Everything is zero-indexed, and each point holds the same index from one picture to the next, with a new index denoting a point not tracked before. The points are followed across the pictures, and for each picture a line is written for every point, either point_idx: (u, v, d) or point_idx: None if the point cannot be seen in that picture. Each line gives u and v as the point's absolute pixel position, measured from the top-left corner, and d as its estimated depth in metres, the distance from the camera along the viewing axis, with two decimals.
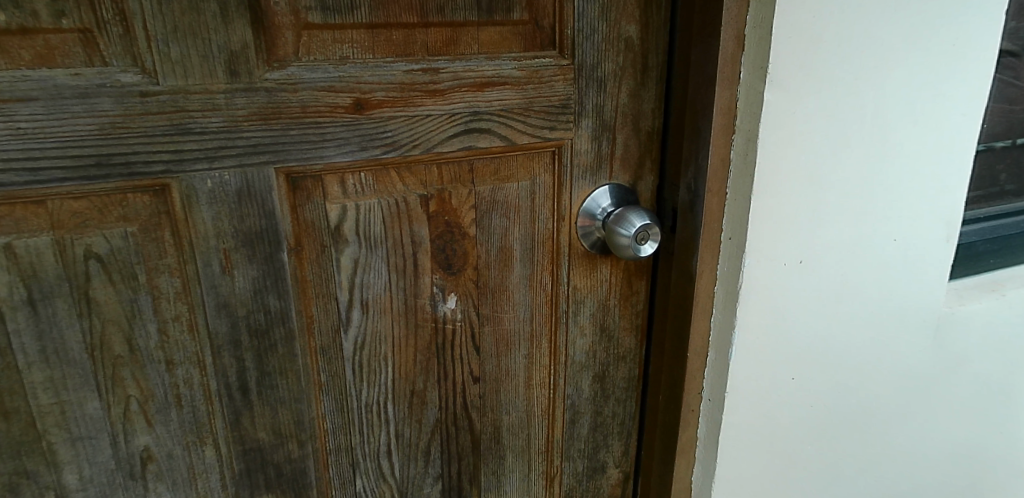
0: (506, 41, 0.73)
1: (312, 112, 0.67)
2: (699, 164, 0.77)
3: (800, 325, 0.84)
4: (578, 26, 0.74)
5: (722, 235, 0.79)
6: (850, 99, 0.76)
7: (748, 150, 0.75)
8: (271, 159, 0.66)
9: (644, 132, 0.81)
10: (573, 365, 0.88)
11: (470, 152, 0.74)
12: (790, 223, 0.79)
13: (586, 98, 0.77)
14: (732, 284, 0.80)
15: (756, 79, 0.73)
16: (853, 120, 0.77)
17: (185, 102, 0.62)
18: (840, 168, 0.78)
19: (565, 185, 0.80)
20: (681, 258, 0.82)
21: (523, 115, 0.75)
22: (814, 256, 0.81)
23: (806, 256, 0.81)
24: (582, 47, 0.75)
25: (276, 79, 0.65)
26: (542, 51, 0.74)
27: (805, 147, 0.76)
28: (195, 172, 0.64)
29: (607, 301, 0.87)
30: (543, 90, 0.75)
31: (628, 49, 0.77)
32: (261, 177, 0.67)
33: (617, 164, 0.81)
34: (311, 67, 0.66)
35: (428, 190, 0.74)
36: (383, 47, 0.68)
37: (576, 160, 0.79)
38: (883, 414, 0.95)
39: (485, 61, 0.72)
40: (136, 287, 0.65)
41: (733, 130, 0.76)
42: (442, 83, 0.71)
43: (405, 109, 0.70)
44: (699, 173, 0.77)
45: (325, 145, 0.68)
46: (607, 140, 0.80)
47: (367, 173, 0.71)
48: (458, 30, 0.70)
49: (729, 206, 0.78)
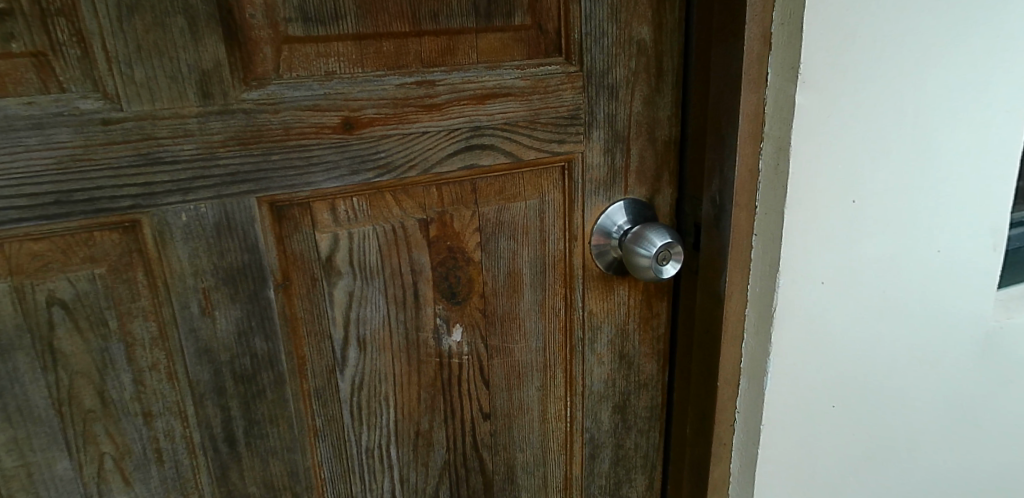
0: (507, 48, 0.68)
1: (297, 133, 0.61)
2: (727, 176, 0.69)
3: (841, 347, 0.77)
4: (585, 29, 0.69)
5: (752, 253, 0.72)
6: (884, 80, 0.68)
7: (780, 160, 0.68)
8: (252, 188, 0.60)
9: (660, 142, 0.77)
10: (591, 396, 0.81)
11: (472, 171, 0.69)
12: (824, 221, 0.71)
13: (597, 105, 0.73)
14: (765, 306, 0.73)
15: (787, 81, 0.65)
16: (889, 106, 0.69)
17: (153, 129, 0.56)
18: (875, 153, 0.70)
19: (576, 202, 0.75)
20: (706, 279, 0.74)
21: (529, 129, 0.70)
22: (867, 193, 0.71)
23: (859, 194, 0.71)
24: (590, 51, 0.70)
25: (255, 100, 0.59)
26: (547, 58, 0.70)
27: (838, 133, 0.68)
28: (167, 205, 0.58)
29: (626, 325, 0.81)
30: (550, 100, 0.70)
31: (640, 52, 0.73)
32: (241, 208, 0.60)
33: (633, 178, 0.77)
34: (293, 85, 0.60)
35: (428, 214, 0.69)
36: (372, 59, 0.62)
37: (588, 175, 0.75)
38: (929, 439, 0.87)
39: (485, 70, 0.67)
40: (106, 334, 0.59)
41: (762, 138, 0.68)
42: (440, 97, 0.65)
43: (399, 127, 0.64)
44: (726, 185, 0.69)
45: (312, 170, 0.62)
46: (621, 152, 0.76)
47: (360, 198, 0.66)
48: (455, 39, 0.65)
49: (759, 220, 0.71)
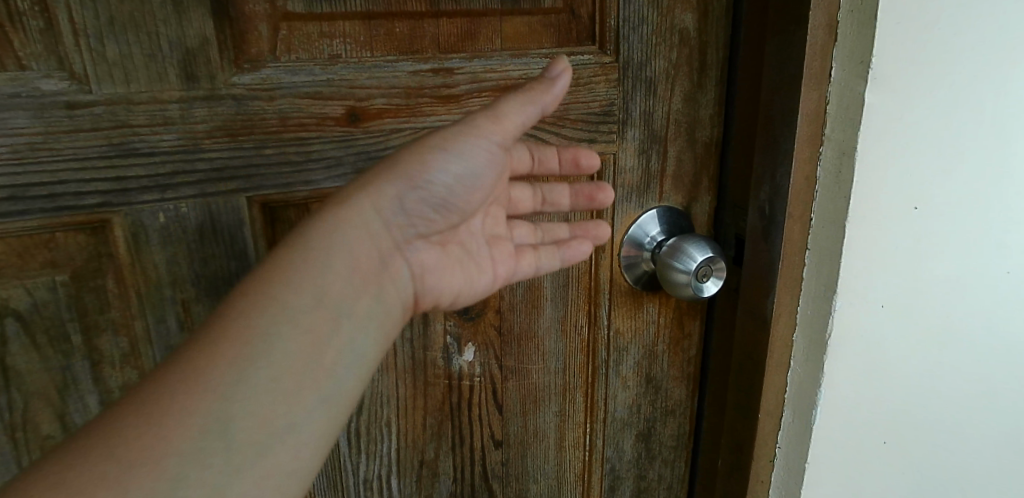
0: (535, 33, 0.60)
1: (294, 124, 0.53)
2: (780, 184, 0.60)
3: (896, 377, 0.69)
4: (622, 15, 0.61)
5: (804, 270, 0.64)
6: (962, 75, 0.59)
7: (842, 166, 0.60)
8: (242, 185, 0.52)
9: (701, 144, 0.69)
10: (613, 422, 0.74)
11: None
12: (885, 233, 0.63)
13: (633, 102, 0.65)
14: (817, 332, 0.65)
15: (854, 76, 0.58)
16: (965, 103, 0.60)
17: (127, 115, 0.48)
18: (945, 156, 0.62)
19: (606, 208, 0.68)
20: (749, 298, 0.66)
21: (556, 126, 0.63)
22: (935, 203, 0.63)
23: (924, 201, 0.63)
24: (628, 40, 0.62)
25: (246, 85, 0.50)
26: (579, 47, 0.62)
27: (903, 132, 0.60)
28: (142, 204, 0.49)
29: (655, 347, 0.73)
30: (580, 94, 0.62)
31: (683, 43, 0.65)
32: (227, 208, 0.52)
33: (669, 183, 0.69)
34: (292, 69, 0.52)
35: None
36: (383, 42, 0.54)
37: (620, 179, 0.67)
38: (996, 486, 0.78)
39: (510, 59, 0.59)
40: (69, 351, 0.51)
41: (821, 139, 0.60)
42: (459, 87, 0.57)
43: (411, 120, 0.56)
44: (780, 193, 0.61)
45: (311, 167, 0.54)
46: (657, 154, 0.68)
47: None
48: (477, 21, 0.57)
49: (813, 231, 0.63)
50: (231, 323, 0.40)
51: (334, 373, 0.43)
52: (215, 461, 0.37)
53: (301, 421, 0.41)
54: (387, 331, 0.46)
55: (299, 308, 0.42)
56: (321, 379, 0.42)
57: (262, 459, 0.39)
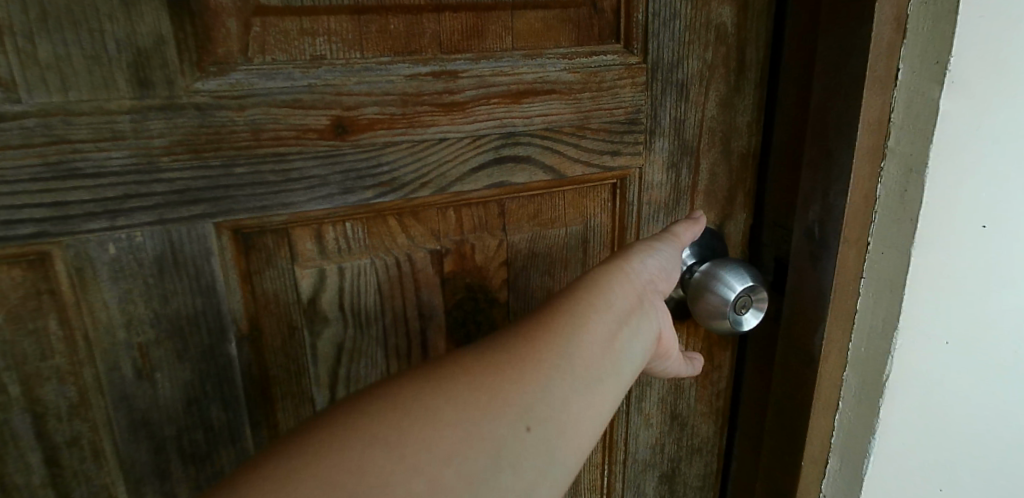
0: (552, 30, 0.51)
1: (270, 138, 0.45)
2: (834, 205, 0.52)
3: (954, 417, 0.61)
4: (652, 9, 0.53)
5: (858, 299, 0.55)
6: None
7: (910, 184, 0.52)
8: (209, 210, 0.44)
9: (737, 155, 0.61)
10: (634, 464, 0.67)
11: (501, 190, 0.53)
12: (952, 261, 0.55)
13: (662, 109, 0.57)
14: (873, 371, 0.57)
15: (928, 79, 0.49)
16: None
17: (66, 128, 0.40)
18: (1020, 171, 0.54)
19: (629, 229, 0.60)
20: (793, 331, 0.58)
21: (576, 137, 0.54)
22: (1008, 224, 0.55)
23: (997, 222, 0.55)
24: (658, 38, 0.54)
25: (211, 91, 0.43)
26: (602, 45, 0.53)
27: (974, 143, 0.52)
28: (87, 233, 0.42)
29: (682, 381, 0.65)
30: (603, 99, 0.54)
31: (720, 41, 0.56)
32: (191, 237, 0.44)
33: (700, 200, 0.61)
34: (266, 72, 0.44)
35: (443, 243, 0.54)
36: (374, 40, 0.46)
37: (646, 196, 0.59)
38: None
39: (523, 60, 0.51)
40: (4, 405, 0.43)
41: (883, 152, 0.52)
42: (463, 93, 0.49)
43: (408, 131, 0.48)
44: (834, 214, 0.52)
45: (291, 188, 0.46)
46: (687, 167, 0.60)
47: (357, 221, 0.50)
48: (484, 16, 0.49)
49: (870, 256, 0.54)
50: (533, 338, 0.39)
51: (584, 433, 0.39)
52: (465, 466, 0.33)
53: (551, 462, 0.37)
54: (620, 392, 0.43)
55: (592, 344, 0.41)
56: (587, 419, 0.39)
57: (504, 484, 0.34)
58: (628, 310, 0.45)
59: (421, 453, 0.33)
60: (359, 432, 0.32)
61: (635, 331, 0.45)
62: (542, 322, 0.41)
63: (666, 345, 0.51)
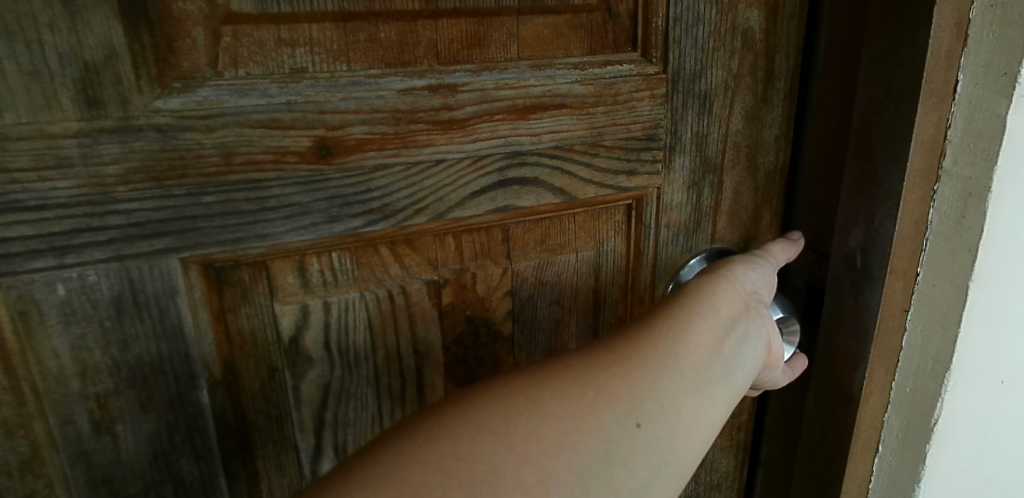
0: (562, 38, 0.46)
1: (243, 162, 0.40)
2: (880, 230, 0.48)
3: (999, 449, 0.58)
4: (673, 13, 0.48)
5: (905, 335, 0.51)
6: None
7: (968, 209, 0.47)
8: (175, 243, 0.39)
9: (764, 172, 0.55)
10: None
11: (505, 215, 0.48)
12: (1006, 291, 0.51)
13: (683, 123, 0.51)
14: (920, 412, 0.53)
15: (993, 94, 0.45)
16: None
17: (4, 156, 0.35)
18: None
19: (645, 253, 0.54)
20: (828, 366, 0.53)
21: (588, 155, 0.49)
22: None
23: None
24: (679, 45, 0.49)
25: (174, 110, 0.37)
26: (616, 54, 0.48)
27: None
28: (32, 273, 0.37)
29: None
30: (618, 114, 0.49)
31: (747, 48, 0.51)
32: (153, 275, 0.39)
33: (723, 221, 0.56)
34: (238, 88, 0.39)
35: (441, 274, 0.49)
36: (362, 51, 0.41)
37: (665, 217, 0.54)
38: None
39: (529, 71, 0.45)
40: None
41: (937, 174, 0.47)
42: (463, 109, 0.44)
43: (401, 152, 0.43)
44: (879, 242, 0.48)
45: (269, 217, 0.41)
46: (710, 187, 0.54)
47: (344, 251, 0.45)
48: (486, 23, 0.44)
49: (921, 289, 0.50)
50: (641, 338, 0.37)
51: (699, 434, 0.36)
52: (573, 458, 0.31)
53: (663, 465, 0.34)
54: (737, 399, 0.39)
55: (702, 345, 0.38)
56: (701, 422, 0.36)
57: (618, 483, 0.32)
58: (739, 313, 0.42)
59: (527, 444, 0.31)
60: (465, 422, 0.32)
61: (750, 335, 0.42)
62: (650, 324, 0.39)
63: (774, 353, 0.47)
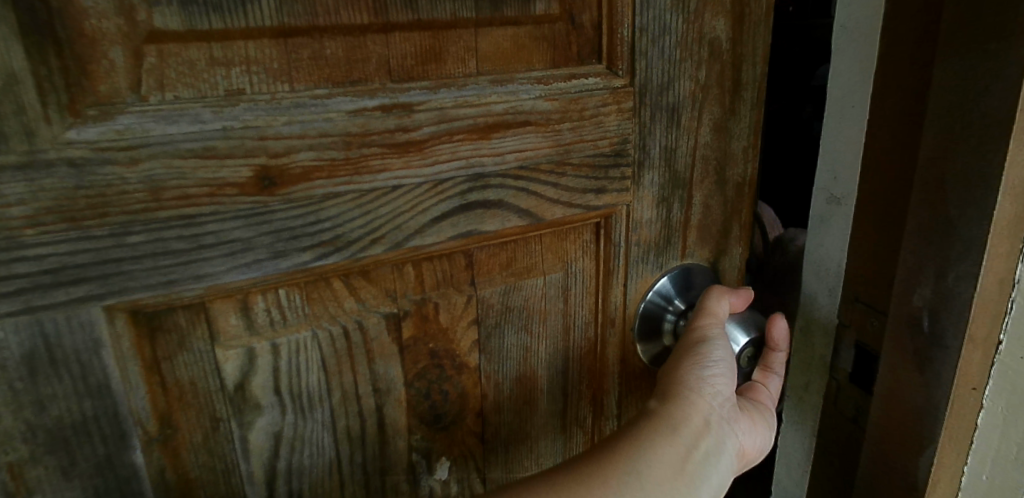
0: (524, 50, 0.43)
1: (174, 196, 0.36)
2: (956, 293, 0.46)
3: None
4: (640, 23, 0.45)
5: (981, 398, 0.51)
6: None
7: None
8: (98, 291, 0.35)
9: (733, 184, 0.54)
10: None
11: (469, 240, 0.45)
12: None
13: (651, 137, 0.49)
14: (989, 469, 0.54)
15: None
16: None
17: None
18: None
19: (615, 273, 0.52)
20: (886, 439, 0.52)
21: (555, 175, 0.46)
22: None
23: None
24: (646, 56, 0.46)
25: (91, 142, 0.33)
26: (580, 67, 0.45)
27: None
28: None
29: None
30: (585, 130, 0.46)
31: (714, 58, 0.49)
32: (73, 327, 0.35)
33: (694, 235, 0.54)
34: (165, 115, 0.35)
35: (401, 306, 0.45)
36: (306, 69, 0.37)
37: (636, 235, 0.51)
38: None
39: (490, 87, 0.42)
40: None
41: None
42: (420, 130, 0.40)
43: (354, 178, 0.39)
44: (953, 304, 0.46)
45: (207, 256, 0.37)
46: (680, 202, 0.52)
47: (292, 287, 0.41)
48: (442, 36, 0.40)
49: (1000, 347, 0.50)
50: (609, 459, 0.40)
51: None
52: None
53: None
54: None
55: (665, 464, 0.41)
56: None
57: None
58: (701, 428, 0.45)
59: None
60: None
61: (713, 451, 0.45)
62: (619, 447, 0.41)
63: (746, 459, 0.50)
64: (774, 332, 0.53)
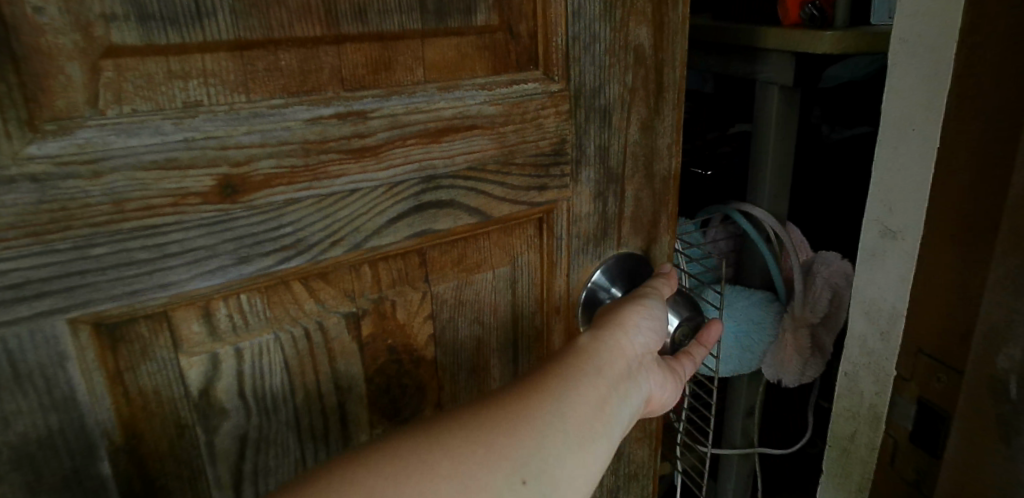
0: (468, 59, 0.46)
1: (137, 207, 0.36)
2: None
3: None
4: (573, 32, 0.49)
5: None
6: None
7: None
8: (63, 303, 0.36)
9: (660, 178, 0.58)
10: None
11: (422, 239, 0.47)
12: None
13: (586, 136, 0.52)
14: None
15: None
16: None
17: None
18: None
19: (558, 264, 0.55)
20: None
21: (500, 175, 0.49)
22: None
23: None
24: (579, 62, 0.50)
25: (52, 157, 0.34)
26: (520, 73, 0.48)
27: None
28: None
29: None
30: (527, 132, 0.49)
31: (639, 63, 0.53)
32: (39, 341, 0.35)
33: (627, 227, 0.58)
34: (126, 128, 0.35)
35: (359, 304, 0.47)
36: (264, 82, 0.39)
37: (576, 228, 0.55)
38: None
39: (438, 94, 0.45)
40: None
41: None
42: (375, 136, 0.43)
43: (313, 184, 0.41)
44: None
45: (172, 264, 0.38)
46: (614, 196, 0.56)
47: (254, 292, 0.42)
48: (392, 47, 0.42)
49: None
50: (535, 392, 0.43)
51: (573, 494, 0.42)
52: None
53: None
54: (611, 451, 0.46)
55: (587, 402, 0.44)
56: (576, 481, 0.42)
57: None
58: (620, 372, 0.48)
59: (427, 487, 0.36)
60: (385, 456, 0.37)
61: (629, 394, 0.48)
62: (544, 382, 0.44)
63: (653, 408, 0.54)
64: (711, 332, 0.61)
